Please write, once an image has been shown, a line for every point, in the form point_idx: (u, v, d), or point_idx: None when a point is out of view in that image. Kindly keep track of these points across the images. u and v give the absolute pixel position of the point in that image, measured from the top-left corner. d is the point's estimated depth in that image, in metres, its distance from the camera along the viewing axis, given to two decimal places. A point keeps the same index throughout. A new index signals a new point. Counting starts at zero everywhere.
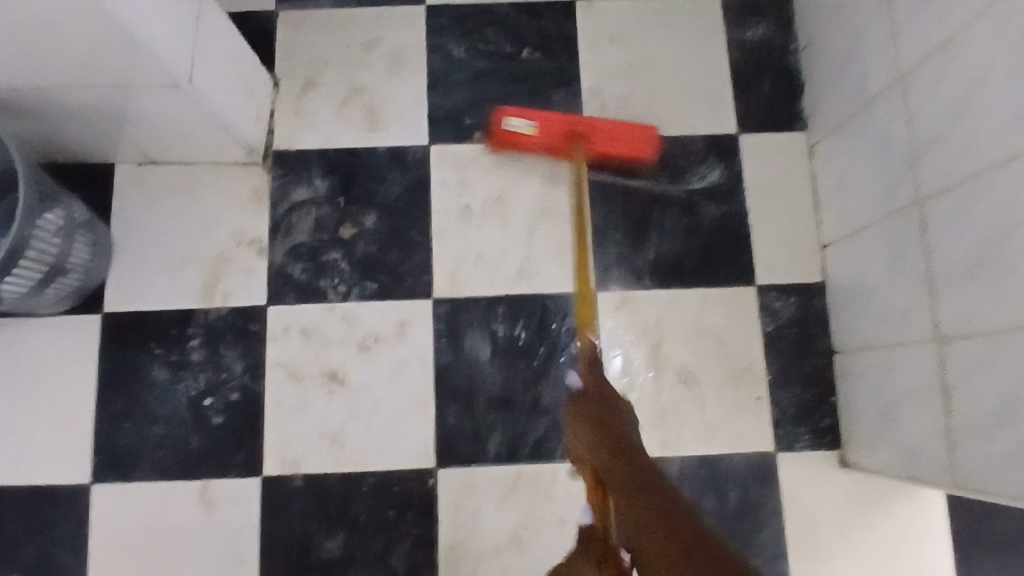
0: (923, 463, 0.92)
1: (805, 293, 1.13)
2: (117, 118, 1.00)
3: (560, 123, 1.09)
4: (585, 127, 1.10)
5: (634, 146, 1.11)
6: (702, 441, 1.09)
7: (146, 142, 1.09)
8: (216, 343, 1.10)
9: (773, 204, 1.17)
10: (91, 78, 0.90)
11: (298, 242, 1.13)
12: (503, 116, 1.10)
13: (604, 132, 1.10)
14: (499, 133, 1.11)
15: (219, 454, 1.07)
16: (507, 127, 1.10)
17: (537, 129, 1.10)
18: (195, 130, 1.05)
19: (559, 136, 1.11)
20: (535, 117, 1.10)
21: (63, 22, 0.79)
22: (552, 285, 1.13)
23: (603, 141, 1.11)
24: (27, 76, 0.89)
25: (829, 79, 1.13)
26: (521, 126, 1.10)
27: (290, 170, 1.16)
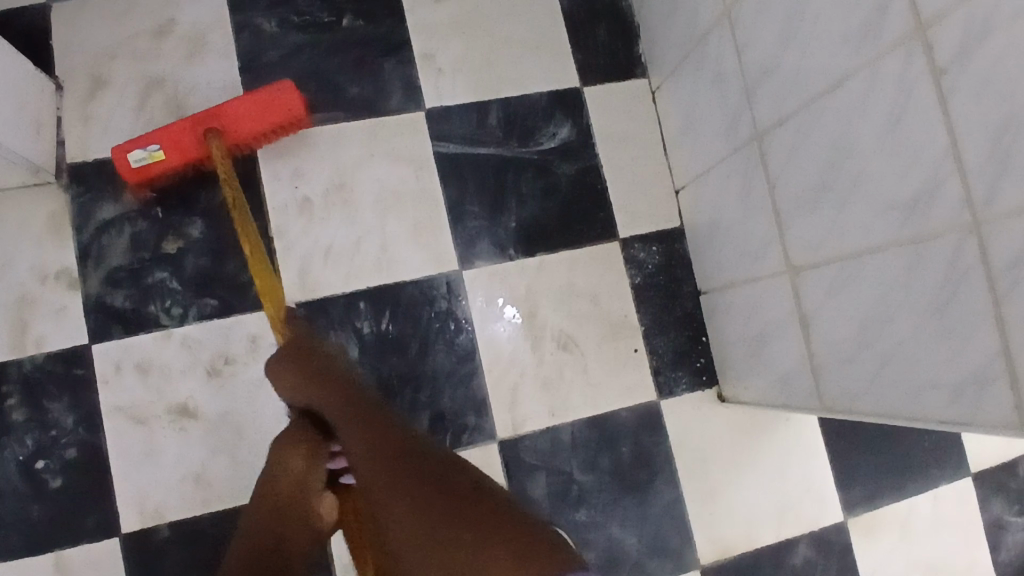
0: (793, 390, 0.96)
1: (665, 240, 1.14)
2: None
3: (184, 129, 0.93)
4: (208, 116, 0.94)
5: (267, 105, 0.95)
6: (588, 404, 1.08)
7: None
8: (38, 397, 0.95)
9: (624, 153, 1.15)
10: None
11: (115, 266, 0.99)
12: (119, 155, 0.92)
13: (235, 117, 0.95)
14: (130, 175, 0.95)
15: (65, 521, 0.93)
16: (130, 167, 0.94)
17: (165, 151, 0.94)
18: None
19: (191, 148, 0.95)
20: (154, 142, 0.93)
21: None
22: (413, 270, 1.06)
23: (241, 125, 0.96)
24: None
25: (660, 20, 1.12)
26: (148, 155, 0.93)
27: (92, 185, 1.01)
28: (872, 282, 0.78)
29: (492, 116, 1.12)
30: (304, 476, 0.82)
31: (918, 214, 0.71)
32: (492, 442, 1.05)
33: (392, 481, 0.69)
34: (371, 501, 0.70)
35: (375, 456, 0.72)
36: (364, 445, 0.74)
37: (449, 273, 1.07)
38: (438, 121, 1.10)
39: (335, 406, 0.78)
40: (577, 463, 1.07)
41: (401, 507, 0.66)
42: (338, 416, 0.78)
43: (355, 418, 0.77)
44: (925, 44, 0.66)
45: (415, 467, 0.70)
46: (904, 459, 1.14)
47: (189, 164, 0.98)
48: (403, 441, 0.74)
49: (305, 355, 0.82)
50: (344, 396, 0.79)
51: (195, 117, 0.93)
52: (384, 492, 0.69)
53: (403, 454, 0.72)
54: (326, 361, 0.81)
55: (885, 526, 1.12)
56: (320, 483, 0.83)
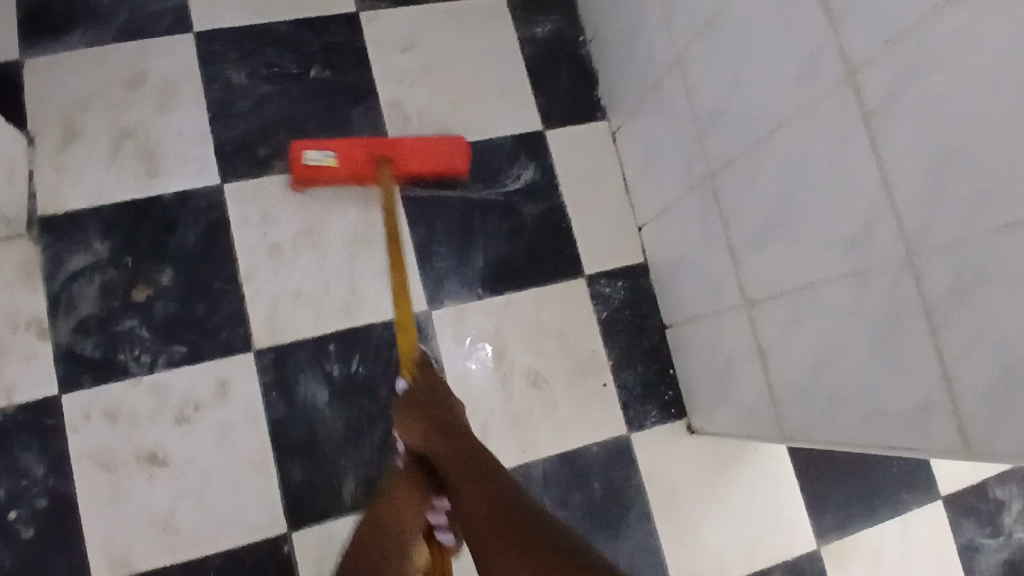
0: (756, 420, 0.98)
1: (630, 275, 1.17)
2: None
3: (364, 149, 1.04)
4: (388, 145, 1.05)
5: (438, 152, 1.07)
6: (559, 439, 1.09)
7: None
8: (4, 447, 0.94)
9: (588, 192, 1.19)
10: None
11: (85, 315, 1.00)
12: (298, 149, 1.04)
13: (411, 154, 1.06)
14: (295, 171, 1.05)
15: (30, 574, 0.92)
16: (303, 164, 1.04)
17: (337, 160, 1.04)
18: None
19: (360, 164, 1.05)
20: (334, 149, 1.04)
21: None
22: (383, 312, 1.08)
23: (412, 159, 1.06)
24: None
25: (618, 66, 1.16)
26: (322, 158, 1.04)
27: (62, 235, 1.02)
28: (821, 312, 0.81)
29: None
30: (414, 517, 0.89)
31: (859, 248, 0.74)
32: None
33: (493, 521, 0.72)
34: (477, 538, 0.72)
35: (482, 491, 0.77)
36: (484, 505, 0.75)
37: (419, 313, 1.09)
38: None
39: (452, 455, 0.84)
40: (550, 499, 1.07)
41: (490, 523, 0.72)
42: (450, 468, 0.83)
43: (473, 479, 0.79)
44: (855, 88, 0.71)
45: (504, 495, 0.75)
46: (872, 485, 1.15)
47: (352, 179, 1.08)
48: (507, 501, 0.74)
49: (422, 406, 0.91)
50: (448, 444, 0.86)
51: (380, 142, 1.05)
52: (488, 528, 0.72)
53: (504, 501, 0.74)
54: (445, 410, 0.90)
55: (856, 553, 1.13)
56: (422, 527, 0.89)
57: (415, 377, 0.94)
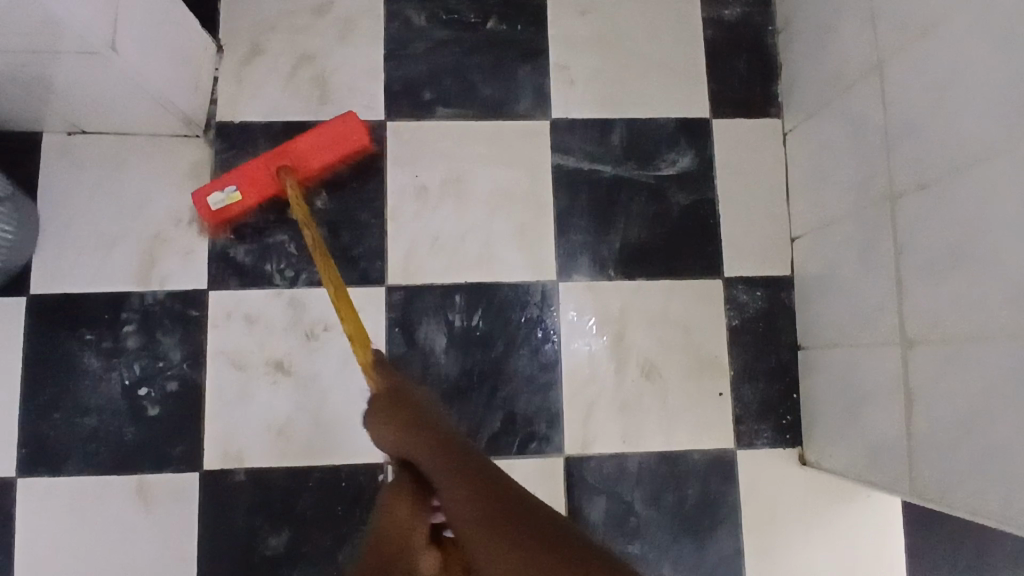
0: (882, 468, 0.90)
1: (772, 286, 1.10)
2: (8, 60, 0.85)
3: (263, 164, 1.00)
4: (281, 155, 1.01)
5: (342, 141, 1.02)
6: (662, 437, 1.06)
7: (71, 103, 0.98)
8: (152, 328, 1.03)
9: (744, 192, 1.12)
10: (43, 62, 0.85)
11: (241, 222, 1.06)
12: (201, 194, 0.99)
13: (308, 152, 1.01)
14: (210, 217, 1.02)
15: (156, 447, 1.01)
16: (209, 210, 1.01)
17: (243, 193, 1.01)
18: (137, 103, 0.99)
19: (266, 184, 1.01)
20: (231, 184, 1.00)
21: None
22: (512, 273, 1.08)
23: (314, 160, 1.02)
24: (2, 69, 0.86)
25: (806, 63, 1.08)
26: (226, 196, 1.00)
27: (234, 144, 1.08)
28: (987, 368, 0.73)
29: (615, 134, 1.12)
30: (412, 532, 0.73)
31: None
32: (558, 455, 1.04)
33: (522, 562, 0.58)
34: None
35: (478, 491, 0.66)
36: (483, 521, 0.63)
37: (546, 281, 1.08)
38: (562, 132, 1.12)
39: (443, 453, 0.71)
40: (640, 494, 1.04)
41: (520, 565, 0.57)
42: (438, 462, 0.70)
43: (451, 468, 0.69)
44: None
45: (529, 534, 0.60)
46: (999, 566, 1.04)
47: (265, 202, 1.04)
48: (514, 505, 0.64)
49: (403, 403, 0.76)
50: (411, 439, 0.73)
51: (269, 158, 1.00)
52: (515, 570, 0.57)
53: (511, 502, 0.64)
54: (424, 408, 0.77)
55: None
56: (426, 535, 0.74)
57: (374, 369, 0.81)
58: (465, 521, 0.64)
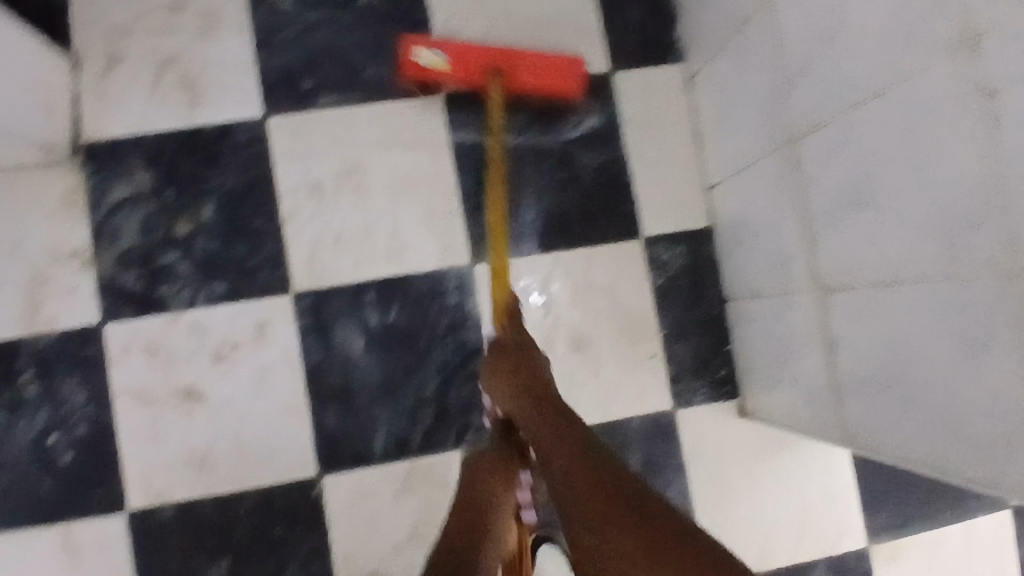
0: (818, 421, 0.88)
1: (692, 240, 1.07)
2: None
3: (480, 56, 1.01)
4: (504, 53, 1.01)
5: (553, 70, 1.02)
6: (601, 408, 1.03)
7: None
8: (50, 374, 0.97)
9: (655, 144, 1.07)
10: None
11: (127, 247, 0.99)
12: (410, 48, 1.00)
13: (521, 68, 1.01)
14: (409, 71, 1.01)
15: (76, 495, 0.96)
16: (415, 61, 1.00)
17: (446, 62, 1.01)
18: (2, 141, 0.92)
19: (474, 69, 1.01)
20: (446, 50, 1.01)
21: None
22: (424, 263, 1.03)
23: (523, 73, 1.02)
24: None
25: (701, 1, 1.03)
26: (432, 59, 1.00)
27: (105, 165, 1.00)
28: (908, 313, 0.70)
29: (512, 100, 1.06)
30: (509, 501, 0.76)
31: (957, 248, 0.63)
32: None
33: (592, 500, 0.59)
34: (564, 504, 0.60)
35: (560, 430, 0.69)
36: (579, 471, 0.62)
37: (460, 266, 1.03)
38: (457, 107, 1.05)
39: (531, 390, 0.77)
40: None
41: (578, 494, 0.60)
42: (536, 416, 0.73)
43: (545, 425, 0.71)
44: (976, 65, 0.58)
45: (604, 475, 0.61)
46: (937, 485, 1.06)
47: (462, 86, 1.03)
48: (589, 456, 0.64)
49: (507, 350, 0.83)
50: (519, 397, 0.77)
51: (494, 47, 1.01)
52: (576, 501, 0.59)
53: (598, 450, 0.65)
54: (524, 361, 0.81)
55: (910, 555, 1.05)
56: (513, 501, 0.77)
57: (508, 318, 0.86)
58: (546, 470, 0.65)
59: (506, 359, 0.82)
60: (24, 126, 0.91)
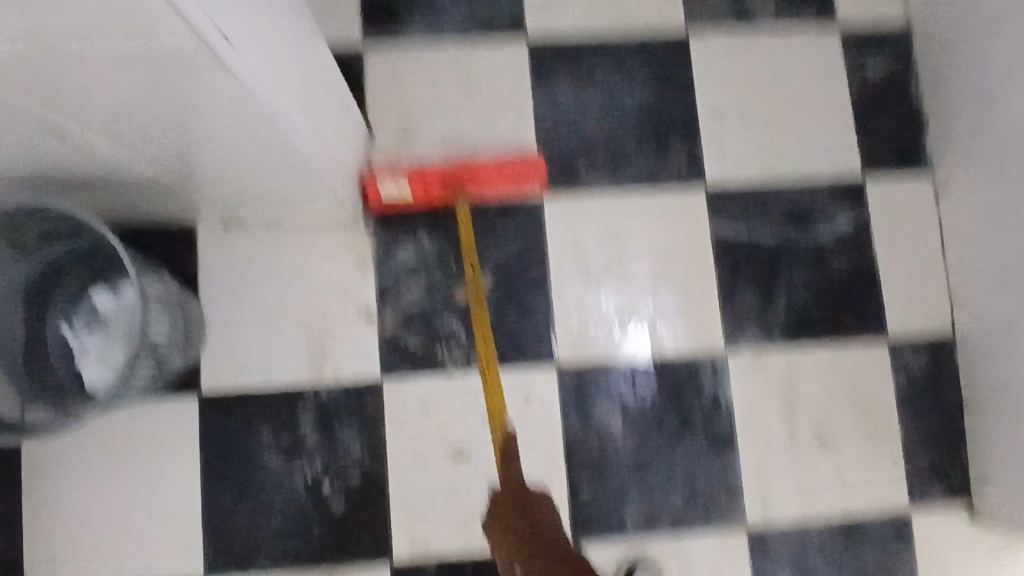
0: None
1: (934, 344, 1.10)
2: (132, 139, 0.70)
3: (438, 173, 1.01)
4: (462, 173, 1.01)
5: (518, 174, 1.03)
6: (842, 505, 1.06)
7: (218, 194, 0.93)
8: (330, 422, 1.02)
9: (901, 250, 1.12)
10: (283, 193, 0.93)
11: (409, 308, 1.05)
12: (373, 182, 1.00)
13: (482, 172, 1.02)
14: (374, 202, 1.02)
15: (344, 541, 1.00)
16: (378, 194, 1.01)
17: (412, 190, 1.01)
18: (317, 204, 0.98)
19: (435, 194, 1.02)
20: (405, 178, 1.01)
21: (259, 159, 0.80)
22: (682, 345, 1.07)
23: (487, 184, 1.03)
24: (230, 194, 0.93)
25: (962, 121, 1.07)
26: (397, 190, 1.01)
27: (393, 230, 1.06)
28: None
29: (772, 197, 1.11)
30: None
31: None
32: (740, 528, 1.05)
33: None
34: None
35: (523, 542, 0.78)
36: None
37: (715, 352, 1.07)
38: (719, 199, 1.10)
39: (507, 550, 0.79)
40: (823, 560, 1.05)
41: None
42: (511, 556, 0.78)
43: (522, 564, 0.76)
44: None
45: None
46: None
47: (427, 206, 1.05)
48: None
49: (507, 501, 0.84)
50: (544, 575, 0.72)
51: (450, 170, 1.01)
52: None
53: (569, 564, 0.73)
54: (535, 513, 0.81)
55: None
56: None
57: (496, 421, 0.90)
58: None
59: (497, 516, 0.82)
60: (332, 181, 0.91)
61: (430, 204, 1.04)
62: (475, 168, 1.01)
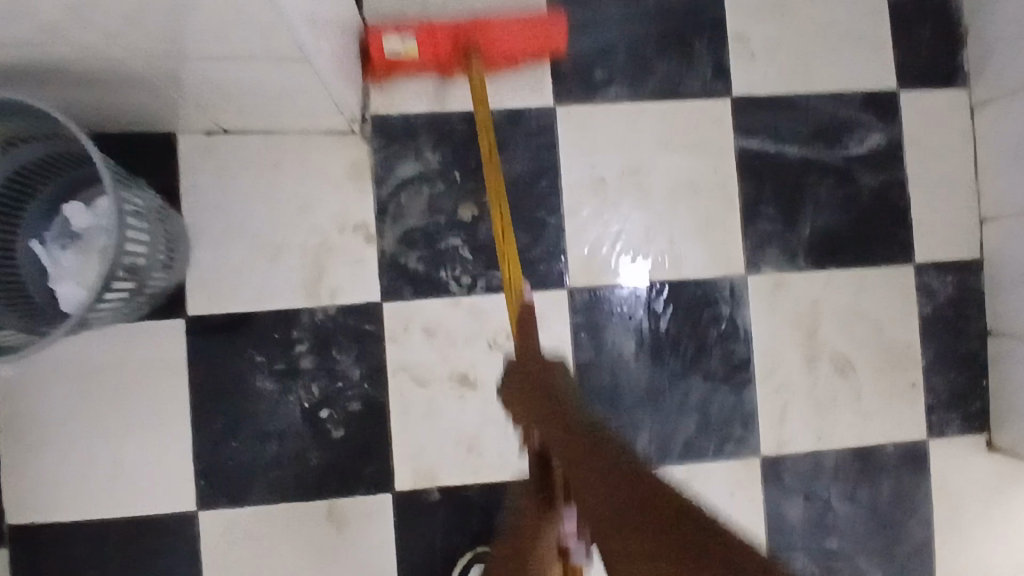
0: None
1: (961, 270, 1.05)
2: (104, 22, 0.61)
3: (448, 28, 0.92)
4: (473, 31, 0.92)
5: (536, 37, 0.94)
6: (859, 434, 1.03)
7: (199, 97, 0.84)
8: (327, 347, 0.96)
9: (933, 170, 1.06)
10: (272, 96, 0.84)
11: (411, 226, 0.97)
12: (376, 35, 0.91)
13: (496, 33, 0.93)
14: (376, 61, 0.93)
15: (344, 469, 0.96)
16: (382, 53, 0.92)
17: (419, 48, 0.92)
18: (310, 109, 0.89)
19: (444, 53, 0.93)
20: (412, 33, 0.92)
21: (251, 55, 0.71)
22: (700, 269, 1.01)
23: (500, 45, 0.93)
24: (214, 95, 0.83)
25: (1009, 29, 0.99)
26: (402, 46, 0.92)
27: (393, 141, 0.98)
28: None
29: (800, 111, 1.03)
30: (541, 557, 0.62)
31: None
32: (755, 456, 1.01)
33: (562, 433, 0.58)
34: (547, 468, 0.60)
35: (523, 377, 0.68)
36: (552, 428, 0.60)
37: (734, 276, 1.02)
38: (744, 112, 1.02)
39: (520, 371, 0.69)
40: (837, 489, 1.03)
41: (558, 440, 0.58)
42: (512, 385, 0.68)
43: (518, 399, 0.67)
44: None
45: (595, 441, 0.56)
46: None
47: (434, 68, 0.96)
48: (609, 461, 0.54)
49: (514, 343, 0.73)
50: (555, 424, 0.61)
51: (460, 27, 0.92)
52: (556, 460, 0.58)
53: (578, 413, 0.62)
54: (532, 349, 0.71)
55: None
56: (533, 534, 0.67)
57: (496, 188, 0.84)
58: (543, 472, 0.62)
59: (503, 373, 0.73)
60: (327, 84, 0.82)
61: (437, 64, 0.95)
62: (488, 27, 0.92)
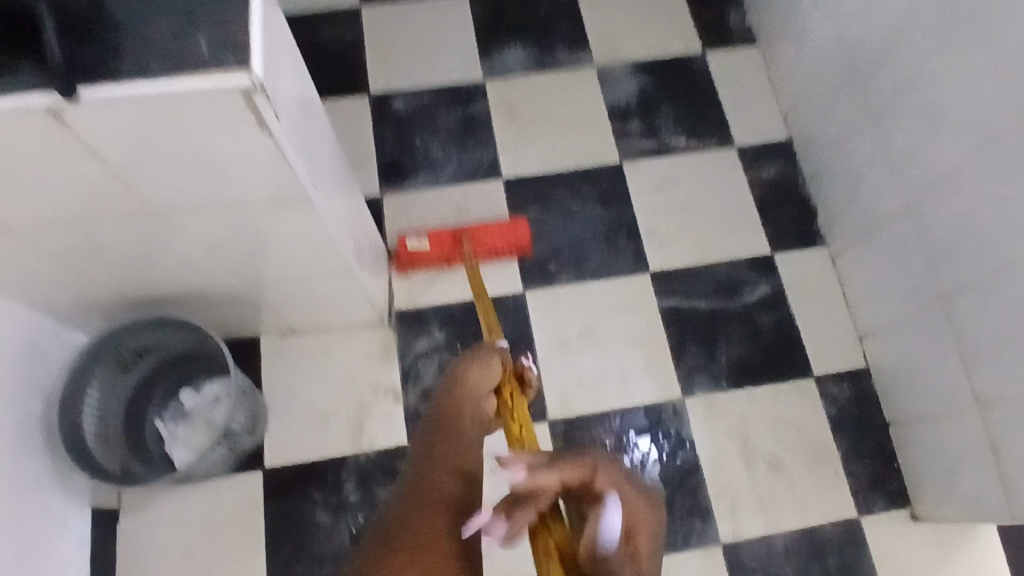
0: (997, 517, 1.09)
1: (854, 378, 1.36)
2: (233, 262, 1.02)
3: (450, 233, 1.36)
4: (467, 233, 1.36)
5: (510, 237, 1.37)
6: (800, 518, 1.26)
7: (281, 309, 1.25)
8: (369, 482, 1.26)
9: (814, 306, 1.41)
10: (329, 303, 1.24)
11: (426, 386, 1.33)
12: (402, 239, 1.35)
13: (483, 235, 1.37)
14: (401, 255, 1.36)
15: None
16: (406, 250, 1.35)
17: (431, 247, 1.36)
18: (353, 310, 1.29)
19: (447, 248, 1.36)
20: (426, 237, 1.36)
21: (320, 276, 1.12)
22: (648, 397, 1.33)
23: (484, 242, 1.37)
24: (290, 306, 1.24)
25: (839, 204, 1.41)
26: (419, 242, 1.35)
27: (411, 327, 1.37)
28: None
29: (704, 276, 1.42)
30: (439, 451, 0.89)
31: None
32: (716, 544, 1.24)
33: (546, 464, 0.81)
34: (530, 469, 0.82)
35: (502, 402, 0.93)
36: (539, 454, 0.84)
37: (675, 400, 1.33)
38: (663, 281, 1.41)
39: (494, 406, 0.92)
40: (791, 566, 1.23)
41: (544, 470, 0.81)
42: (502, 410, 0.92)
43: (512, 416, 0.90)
44: None
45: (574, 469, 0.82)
46: None
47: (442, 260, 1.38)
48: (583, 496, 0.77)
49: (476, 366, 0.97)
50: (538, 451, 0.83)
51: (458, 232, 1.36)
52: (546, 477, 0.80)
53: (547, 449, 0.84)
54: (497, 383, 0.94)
55: None
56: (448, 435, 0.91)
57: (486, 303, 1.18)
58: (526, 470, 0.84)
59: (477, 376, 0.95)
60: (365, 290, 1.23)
61: (445, 257, 1.37)
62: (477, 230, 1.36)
